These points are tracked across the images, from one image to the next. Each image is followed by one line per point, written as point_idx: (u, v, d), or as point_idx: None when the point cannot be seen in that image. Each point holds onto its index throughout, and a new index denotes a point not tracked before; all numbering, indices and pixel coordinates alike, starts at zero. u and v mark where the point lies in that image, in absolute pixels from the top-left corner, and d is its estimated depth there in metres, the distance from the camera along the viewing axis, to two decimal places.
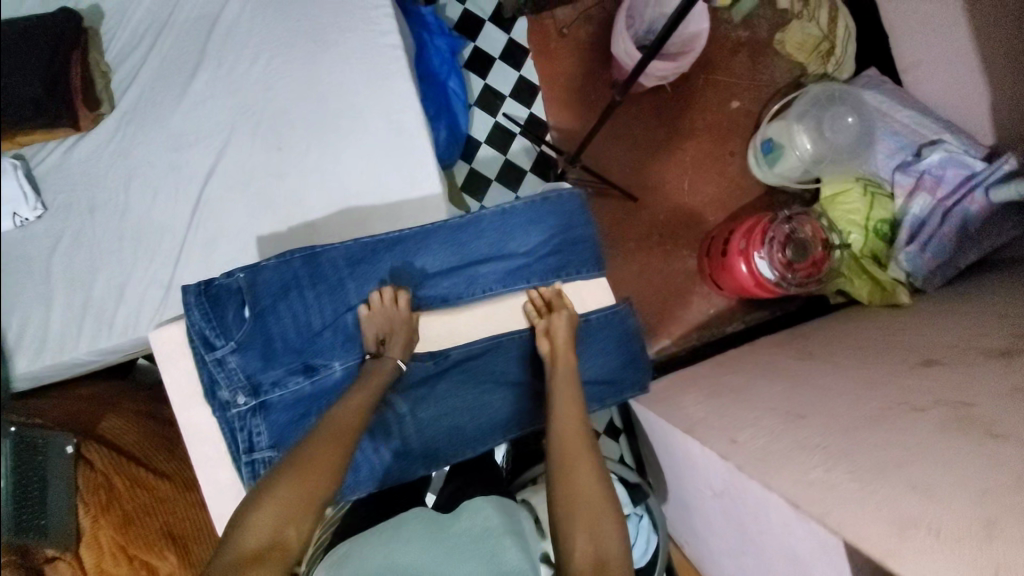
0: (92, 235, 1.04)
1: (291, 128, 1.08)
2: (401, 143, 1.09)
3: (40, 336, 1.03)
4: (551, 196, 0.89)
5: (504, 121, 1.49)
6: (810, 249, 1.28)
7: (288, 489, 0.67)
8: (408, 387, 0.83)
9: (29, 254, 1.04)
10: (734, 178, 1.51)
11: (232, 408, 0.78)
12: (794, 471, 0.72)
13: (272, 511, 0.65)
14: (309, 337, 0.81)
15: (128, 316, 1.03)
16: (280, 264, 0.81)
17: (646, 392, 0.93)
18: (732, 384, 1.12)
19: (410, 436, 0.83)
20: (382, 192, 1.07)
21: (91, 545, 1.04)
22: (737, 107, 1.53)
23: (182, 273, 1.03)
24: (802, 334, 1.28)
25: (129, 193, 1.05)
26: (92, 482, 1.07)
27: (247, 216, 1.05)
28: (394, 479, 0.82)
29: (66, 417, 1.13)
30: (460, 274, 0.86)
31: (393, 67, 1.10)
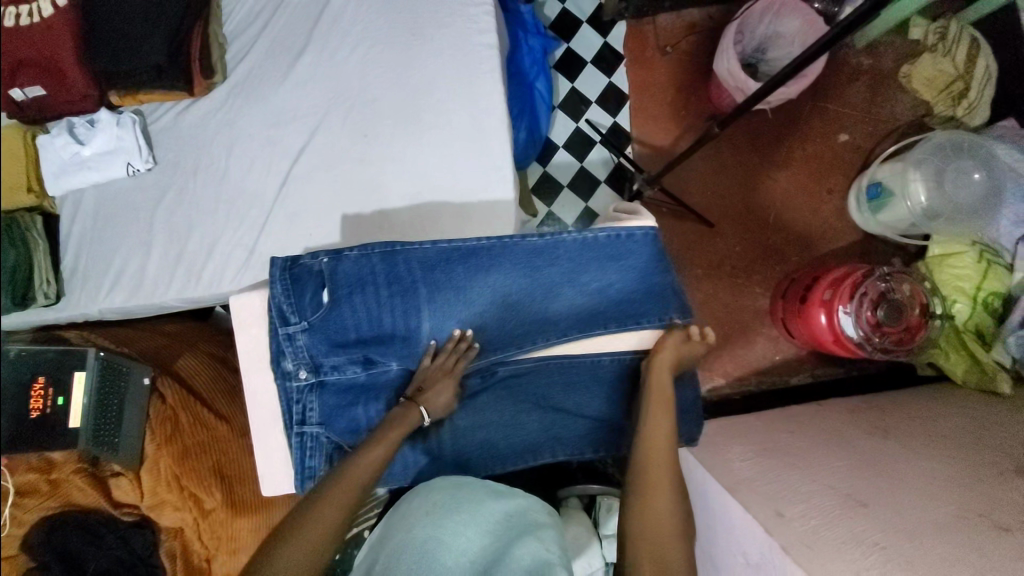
0: (192, 194, 1.13)
1: (379, 117, 1.10)
2: (482, 145, 1.09)
3: (137, 278, 1.13)
4: (638, 234, 0.82)
5: (587, 127, 1.45)
6: (906, 313, 1.16)
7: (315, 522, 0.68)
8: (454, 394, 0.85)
9: (138, 203, 1.14)
10: (828, 220, 1.39)
11: (294, 380, 0.83)
12: (840, 567, 0.68)
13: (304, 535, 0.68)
14: (373, 332, 0.83)
15: (215, 273, 1.12)
16: (361, 256, 0.83)
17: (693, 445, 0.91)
18: (785, 445, 1.05)
19: (445, 442, 0.85)
20: (456, 191, 1.08)
21: (150, 470, 1.15)
22: (846, 141, 1.40)
23: (264, 241, 1.10)
24: (876, 405, 1.18)
25: (228, 160, 1.12)
26: (161, 413, 1.18)
27: (328, 197, 1.10)
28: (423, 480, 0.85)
29: (148, 351, 1.24)
30: (527, 299, 0.83)
31: (486, 67, 1.09)
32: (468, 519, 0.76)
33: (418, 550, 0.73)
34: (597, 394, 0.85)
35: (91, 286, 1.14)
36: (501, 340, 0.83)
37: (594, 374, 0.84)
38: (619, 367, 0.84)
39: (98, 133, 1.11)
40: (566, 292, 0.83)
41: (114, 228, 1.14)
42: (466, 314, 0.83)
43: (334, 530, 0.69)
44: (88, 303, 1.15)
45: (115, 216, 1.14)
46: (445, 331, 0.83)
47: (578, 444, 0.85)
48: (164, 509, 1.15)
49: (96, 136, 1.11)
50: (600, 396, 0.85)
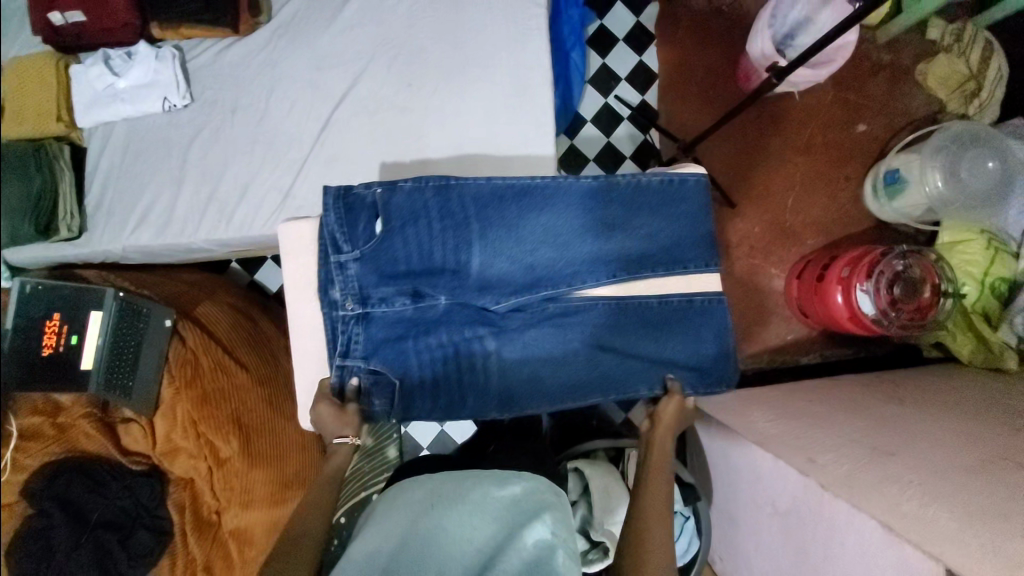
0: (228, 134, 1.11)
1: (424, 68, 1.10)
2: (526, 100, 1.10)
3: (165, 215, 1.11)
4: (690, 181, 0.86)
5: (615, 103, 1.48)
6: (919, 291, 1.20)
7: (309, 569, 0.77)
8: (501, 329, 0.86)
9: (171, 139, 1.12)
10: (844, 206, 1.44)
11: (341, 310, 0.83)
12: (881, 499, 0.70)
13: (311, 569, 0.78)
14: (425, 265, 0.83)
15: (246, 215, 1.10)
16: (414, 190, 0.83)
17: (731, 389, 0.90)
18: (807, 409, 1.08)
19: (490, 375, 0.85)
20: (497, 144, 1.08)
21: (166, 414, 1.14)
22: (864, 131, 1.45)
23: (299, 183, 1.09)
24: (890, 380, 1.22)
25: (267, 100, 1.11)
26: (180, 358, 1.16)
27: (368, 144, 1.09)
28: (469, 414, 0.86)
29: (168, 296, 1.22)
30: (580, 239, 0.84)
31: (532, 25, 1.11)
32: (476, 505, 0.80)
33: (426, 530, 0.79)
34: (644, 336, 0.86)
35: (115, 222, 1.12)
36: (552, 278, 0.84)
37: (643, 316, 0.86)
38: (664, 310, 0.86)
39: (136, 65, 1.09)
40: (619, 233, 0.84)
41: (144, 164, 1.12)
42: (518, 252, 0.83)
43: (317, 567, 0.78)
44: (110, 238, 1.11)
45: (146, 152, 1.12)
46: (497, 267, 0.83)
47: (629, 383, 0.86)
48: (178, 456, 1.16)
49: (133, 67, 1.09)
50: (647, 337, 0.86)
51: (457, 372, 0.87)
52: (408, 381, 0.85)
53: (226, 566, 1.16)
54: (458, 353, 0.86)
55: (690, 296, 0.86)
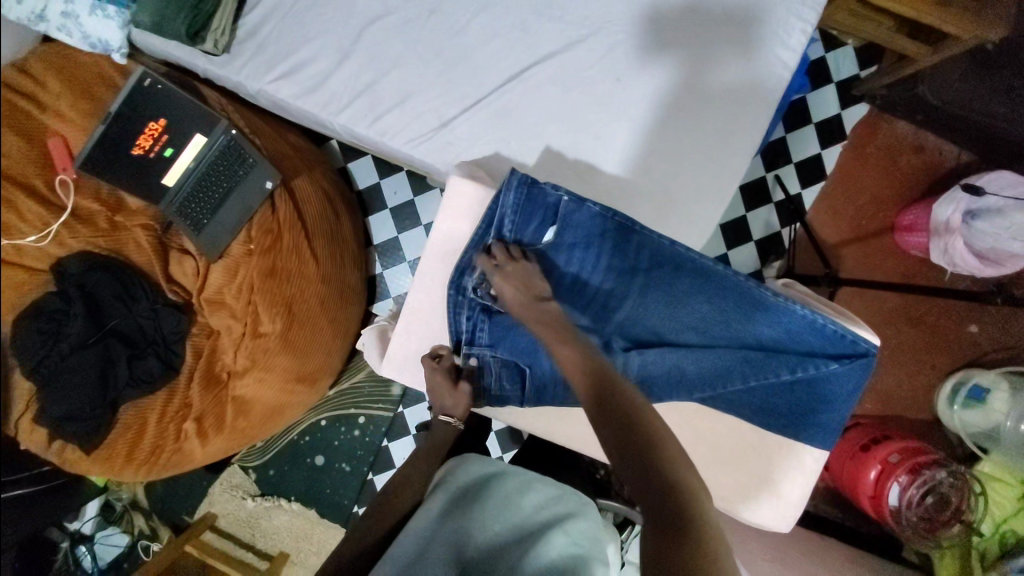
0: (415, 31, 1.01)
1: (641, 73, 1.01)
2: (719, 156, 1.01)
3: (316, 79, 1.02)
4: (863, 346, 0.79)
5: (771, 182, 1.41)
6: (944, 508, 1.22)
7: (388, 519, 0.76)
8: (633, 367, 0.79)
9: (353, 4, 1.01)
10: (920, 392, 1.46)
11: (470, 295, 0.80)
12: None
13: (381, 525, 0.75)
14: (570, 297, 0.80)
15: (393, 124, 1.03)
16: (598, 214, 0.79)
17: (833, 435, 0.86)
18: (797, 561, 1.10)
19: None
20: (672, 190, 1.01)
21: (229, 267, 1.11)
22: (971, 333, 1.43)
23: (462, 119, 1.01)
24: (870, 565, 1.25)
25: (471, 20, 1.01)
26: (265, 222, 1.10)
27: (549, 119, 1.01)
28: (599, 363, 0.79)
29: (274, 153, 1.14)
30: (728, 347, 0.79)
31: (768, 81, 1.00)
32: (482, 507, 0.81)
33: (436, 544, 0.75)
34: (775, 417, 0.84)
35: (262, 60, 1.03)
36: (693, 375, 0.79)
37: (775, 395, 0.82)
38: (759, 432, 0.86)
39: None
40: (773, 361, 0.78)
41: (318, 16, 1.02)
42: (662, 324, 0.80)
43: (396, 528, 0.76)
44: (249, 75, 1.03)
45: (323, 5, 1.02)
46: (639, 328, 0.80)
47: (780, 411, 0.83)
48: (219, 310, 1.12)
49: None
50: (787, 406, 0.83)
51: None
52: (530, 372, 0.82)
53: (213, 426, 1.13)
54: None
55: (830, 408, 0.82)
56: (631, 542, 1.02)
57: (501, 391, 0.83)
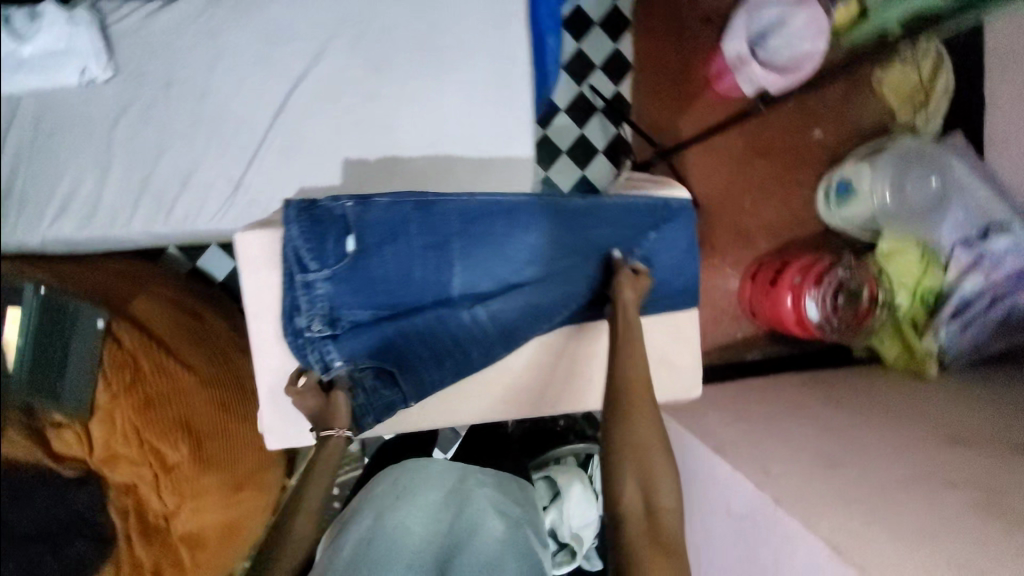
0: (162, 111, 0.97)
1: (393, 51, 1.00)
2: (501, 94, 1.02)
3: (92, 202, 0.98)
4: (675, 204, 0.83)
5: (588, 92, 1.44)
6: (856, 301, 1.31)
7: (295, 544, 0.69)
8: (491, 317, 0.79)
9: (92, 116, 0.97)
10: (798, 210, 1.51)
11: (308, 335, 0.74)
12: (832, 519, 0.76)
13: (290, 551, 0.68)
14: (405, 290, 0.77)
15: (191, 207, 0.98)
16: (392, 204, 0.75)
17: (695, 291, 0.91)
18: (757, 411, 1.14)
19: (480, 366, 0.80)
20: (475, 144, 1.02)
21: (103, 421, 1.04)
22: (818, 137, 1.51)
23: (252, 171, 0.97)
24: (827, 383, 1.31)
25: (210, 76, 0.97)
26: (117, 360, 1.05)
27: (330, 133, 0.99)
28: (458, 335, 0.79)
29: (98, 290, 1.09)
30: (567, 263, 0.81)
31: (509, 7, 1.02)
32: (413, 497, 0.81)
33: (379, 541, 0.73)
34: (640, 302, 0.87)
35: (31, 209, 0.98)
36: (549, 303, 0.80)
37: None
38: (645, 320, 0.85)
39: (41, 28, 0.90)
40: (607, 255, 0.81)
41: (64, 144, 0.97)
42: (502, 273, 0.79)
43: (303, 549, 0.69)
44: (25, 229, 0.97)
45: (64, 131, 0.97)
46: (484, 285, 0.79)
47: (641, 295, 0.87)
48: (118, 464, 1.06)
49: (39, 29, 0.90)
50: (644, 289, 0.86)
51: (441, 345, 0.78)
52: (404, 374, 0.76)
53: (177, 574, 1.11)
54: (452, 351, 0.79)
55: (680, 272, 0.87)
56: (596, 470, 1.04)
57: (385, 411, 0.76)
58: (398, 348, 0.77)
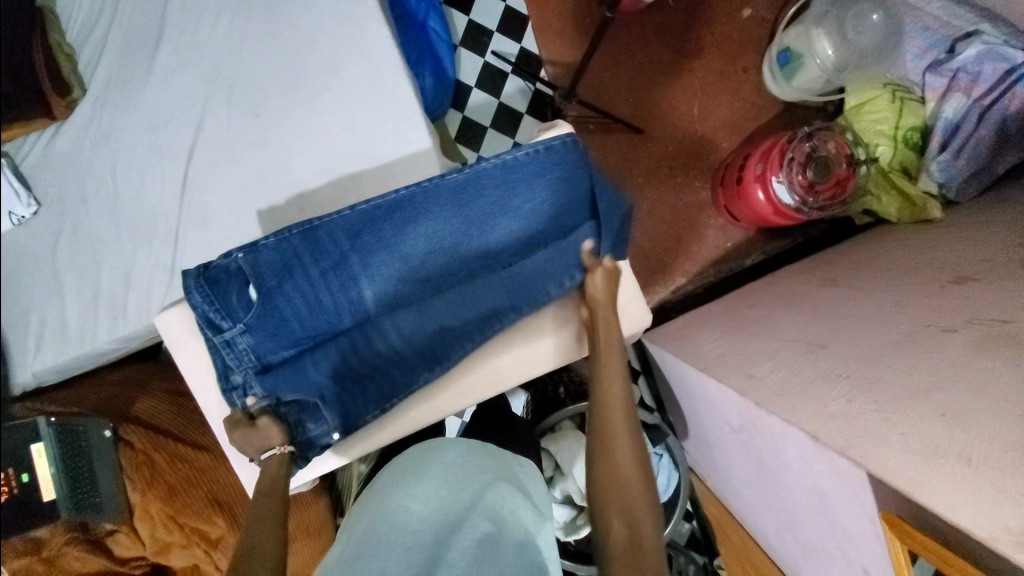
0: (88, 226, 1.02)
1: (269, 95, 1.01)
2: (383, 97, 1.01)
3: (59, 328, 1.04)
4: (556, 144, 0.78)
5: (493, 60, 1.40)
6: (834, 167, 1.17)
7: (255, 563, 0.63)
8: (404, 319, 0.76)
9: (33, 251, 1.04)
10: (751, 97, 1.40)
11: (245, 389, 0.76)
12: (812, 404, 0.70)
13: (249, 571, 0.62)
14: (319, 319, 0.77)
15: (139, 304, 1.02)
16: (280, 243, 0.77)
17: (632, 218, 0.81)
18: (751, 317, 1.07)
19: (415, 374, 0.77)
20: (373, 154, 1.01)
21: (143, 517, 1.12)
22: (750, 15, 1.39)
23: (181, 253, 1.01)
24: (827, 261, 1.21)
25: (116, 179, 1.02)
26: (134, 460, 1.13)
27: (237, 193, 1.01)
28: (381, 346, 0.76)
29: (103, 403, 1.18)
30: (468, 240, 0.78)
31: (363, 10, 1.02)
32: (418, 482, 0.75)
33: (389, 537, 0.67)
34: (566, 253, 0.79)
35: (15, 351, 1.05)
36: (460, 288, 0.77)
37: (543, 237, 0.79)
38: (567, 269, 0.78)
39: None
40: (504, 218, 0.78)
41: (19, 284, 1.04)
42: (406, 272, 0.78)
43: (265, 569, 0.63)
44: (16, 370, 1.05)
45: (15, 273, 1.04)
46: (394, 289, 0.78)
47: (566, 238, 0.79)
48: (171, 551, 1.13)
49: None
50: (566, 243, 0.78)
51: (369, 364, 0.77)
52: (328, 401, 0.76)
53: None
54: (381, 365, 0.77)
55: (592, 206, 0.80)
56: None
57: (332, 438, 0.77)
58: (323, 378, 0.76)
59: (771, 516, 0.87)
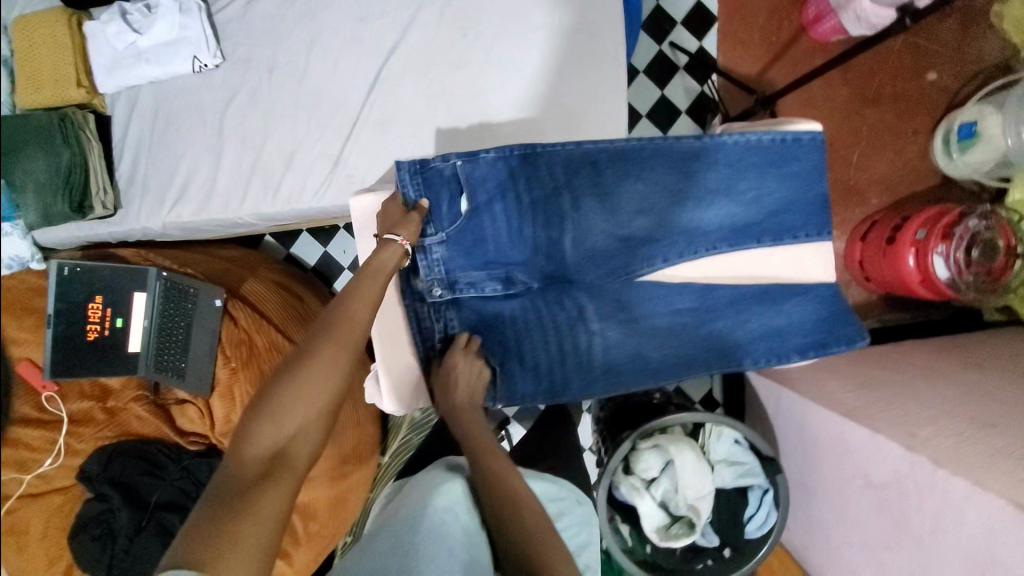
0: (268, 95, 1.01)
1: (483, 15, 0.99)
2: (593, 50, 0.98)
3: (207, 187, 1.02)
4: (805, 139, 0.76)
5: (670, 51, 1.37)
6: (994, 254, 1.15)
7: (269, 484, 0.58)
8: (599, 280, 0.78)
9: (203, 103, 1.02)
10: (912, 162, 1.37)
11: (428, 299, 0.75)
12: (1001, 477, 0.67)
13: (259, 491, 0.57)
14: (516, 247, 0.75)
15: (294, 187, 1.01)
16: (497, 159, 0.74)
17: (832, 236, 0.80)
18: (888, 378, 1.02)
19: (601, 328, 0.78)
20: (566, 104, 0.98)
21: (224, 395, 1.11)
22: (934, 80, 1.37)
23: (350, 150, 0.99)
24: (960, 345, 1.17)
25: (309, 56, 1.00)
26: (235, 337, 1.11)
27: (424, 105, 0.98)
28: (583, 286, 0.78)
29: (215, 273, 1.16)
30: (686, 210, 0.76)
31: None
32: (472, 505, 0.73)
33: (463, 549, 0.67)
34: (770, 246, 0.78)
35: (153, 196, 1.04)
36: (648, 263, 0.77)
37: (762, 228, 0.77)
38: (780, 281, 0.78)
39: (157, 20, 0.98)
40: (724, 201, 0.76)
41: (178, 130, 1.02)
42: (613, 225, 0.75)
43: (274, 492, 0.57)
44: (150, 216, 1.04)
45: (177, 119, 1.02)
46: (597, 241, 0.76)
47: (788, 231, 0.77)
48: None
49: (155, 23, 0.98)
50: (780, 243, 0.77)
51: (555, 301, 0.78)
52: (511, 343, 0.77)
53: (292, 543, 1.05)
54: (566, 308, 0.78)
55: (815, 210, 0.78)
56: (708, 442, 0.95)
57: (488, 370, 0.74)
58: (507, 313, 0.77)
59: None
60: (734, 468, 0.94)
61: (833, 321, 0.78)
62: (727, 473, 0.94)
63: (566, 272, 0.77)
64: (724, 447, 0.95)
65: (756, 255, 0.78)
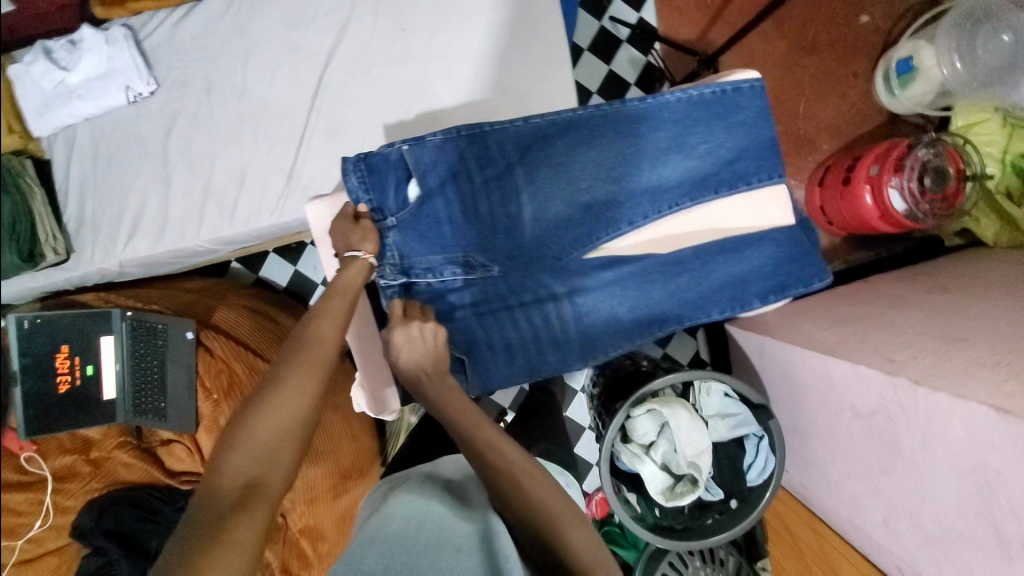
0: (209, 116, 0.98)
1: (416, 8, 0.98)
2: (531, 31, 0.99)
3: (159, 217, 0.99)
4: (746, 88, 0.78)
5: (610, 25, 1.38)
6: (946, 180, 1.18)
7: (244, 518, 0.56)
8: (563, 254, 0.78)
9: (143, 133, 0.99)
10: (856, 103, 1.41)
11: (382, 283, 0.75)
12: (978, 385, 0.69)
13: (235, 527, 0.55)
14: (474, 227, 0.75)
15: (250, 206, 0.98)
16: (444, 142, 0.74)
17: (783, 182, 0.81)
18: (860, 312, 1.04)
19: (570, 300, 0.79)
20: (513, 86, 0.98)
21: (209, 428, 1.07)
22: (866, 22, 1.40)
23: (303, 161, 0.97)
24: (924, 273, 1.20)
25: (246, 71, 0.98)
26: (213, 367, 1.08)
27: (370, 106, 0.97)
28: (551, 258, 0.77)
29: (182, 306, 1.13)
30: (641, 172, 0.76)
31: None
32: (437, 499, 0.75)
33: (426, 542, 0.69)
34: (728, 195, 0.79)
35: (104, 235, 1.00)
36: (610, 229, 0.77)
37: (717, 178, 0.78)
38: (741, 230, 0.80)
39: (83, 54, 0.96)
40: (676, 157, 0.77)
41: (121, 164, 1.00)
42: (569, 195, 0.76)
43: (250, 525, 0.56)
44: (103, 256, 1.00)
45: (119, 153, 1.00)
46: (557, 211, 0.76)
47: (743, 179, 0.79)
48: None
49: (82, 57, 0.96)
50: (736, 194, 0.79)
51: (518, 284, 0.79)
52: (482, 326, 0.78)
53: (301, 566, 1.02)
54: (532, 287, 0.79)
55: (766, 158, 0.78)
56: (699, 398, 0.97)
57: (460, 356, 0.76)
58: (471, 296, 0.77)
59: (881, 505, 0.86)
60: (727, 421, 0.96)
61: (797, 266, 0.80)
62: (721, 426, 0.96)
63: (534, 250, 0.77)
64: (716, 401, 0.97)
65: (716, 207, 0.79)
